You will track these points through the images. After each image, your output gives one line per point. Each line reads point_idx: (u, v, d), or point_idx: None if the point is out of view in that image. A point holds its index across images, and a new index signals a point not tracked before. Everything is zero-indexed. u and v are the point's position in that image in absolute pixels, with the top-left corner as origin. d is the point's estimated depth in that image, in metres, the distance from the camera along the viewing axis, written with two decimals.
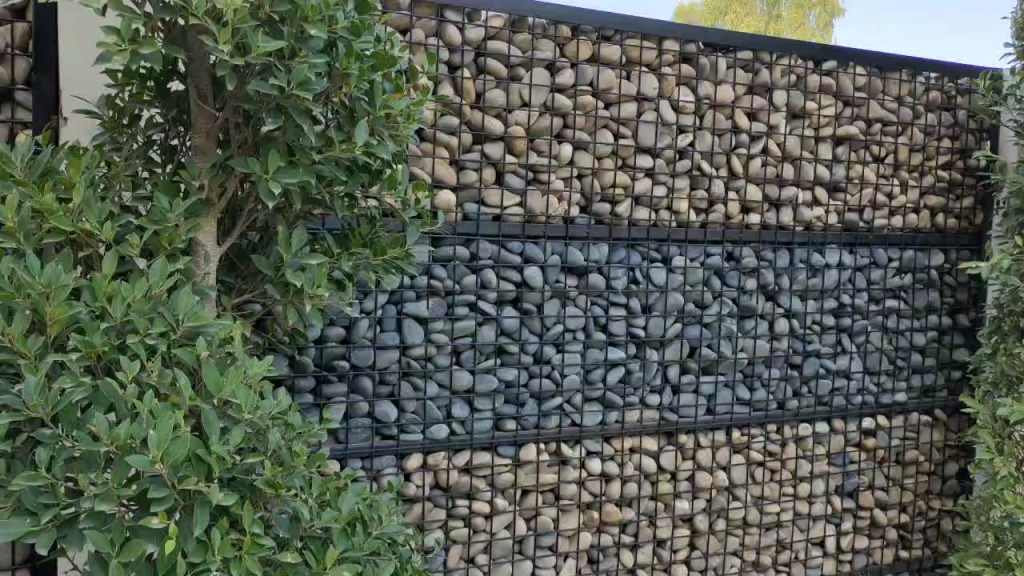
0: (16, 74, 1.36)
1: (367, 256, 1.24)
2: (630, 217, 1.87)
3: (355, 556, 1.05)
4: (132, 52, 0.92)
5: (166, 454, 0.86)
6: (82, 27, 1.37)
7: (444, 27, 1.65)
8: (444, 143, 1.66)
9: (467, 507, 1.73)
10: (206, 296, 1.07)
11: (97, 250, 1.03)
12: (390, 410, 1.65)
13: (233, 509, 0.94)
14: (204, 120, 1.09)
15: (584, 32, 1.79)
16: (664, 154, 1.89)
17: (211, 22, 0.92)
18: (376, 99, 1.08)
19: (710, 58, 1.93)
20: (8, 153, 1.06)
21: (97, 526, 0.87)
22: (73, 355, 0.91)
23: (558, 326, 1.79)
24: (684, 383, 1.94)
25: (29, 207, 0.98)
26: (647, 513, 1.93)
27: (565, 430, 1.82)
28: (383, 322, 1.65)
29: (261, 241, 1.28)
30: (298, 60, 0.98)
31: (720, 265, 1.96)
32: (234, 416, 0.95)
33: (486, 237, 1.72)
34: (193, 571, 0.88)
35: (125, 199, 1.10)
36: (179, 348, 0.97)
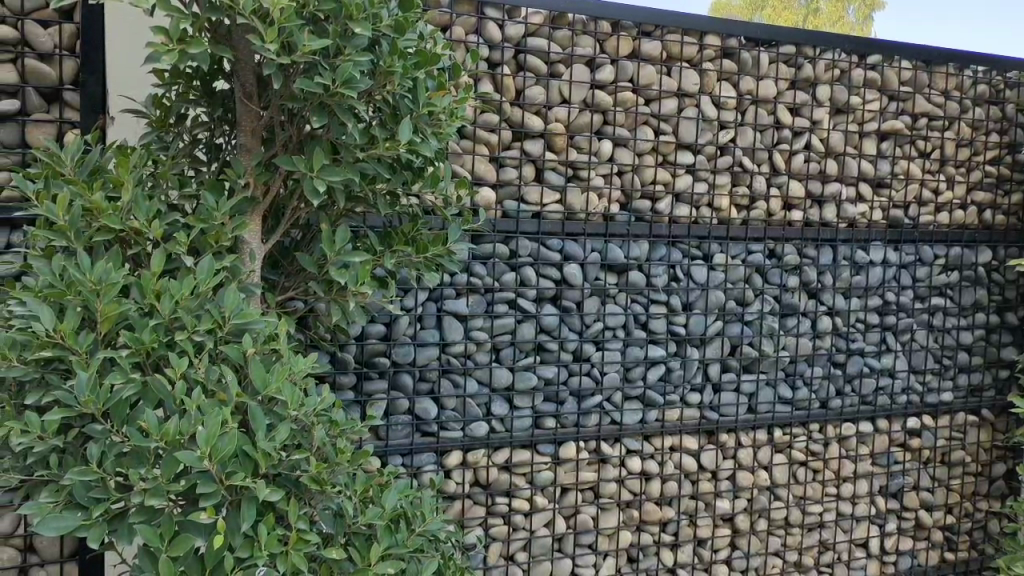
0: (64, 74, 1.38)
1: (409, 253, 1.25)
2: (671, 214, 1.85)
3: (400, 552, 1.05)
4: (180, 52, 0.93)
5: (214, 450, 0.87)
6: (132, 28, 1.41)
7: (485, 24, 1.65)
8: (484, 141, 1.66)
9: (507, 505, 1.73)
10: (251, 294, 1.08)
11: (146, 248, 1.04)
12: (430, 408, 1.65)
13: (280, 505, 0.94)
14: (250, 119, 1.10)
15: (624, 27, 1.78)
16: (705, 151, 1.87)
17: (258, 22, 0.93)
18: (420, 97, 1.09)
19: (753, 53, 1.91)
20: (60, 152, 1.10)
21: (147, 521, 0.88)
22: (124, 352, 0.92)
23: (599, 324, 1.79)
24: (725, 381, 1.92)
25: (80, 206, 1.00)
26: (687, 512, 1.91)
27: (605, 429, 1.82)
28: (423, 320, 1.65)
29: (305, 239, 1.29)
30: (344, 58, 0.98)
31: (762, 262, 1.94)
32: (282, 413, 0.96)
33: (526, 235, 1.72)
34: (240, 566, 0.89)
35: (173, 197, 1.11)
36: (226, 346, 0.98)
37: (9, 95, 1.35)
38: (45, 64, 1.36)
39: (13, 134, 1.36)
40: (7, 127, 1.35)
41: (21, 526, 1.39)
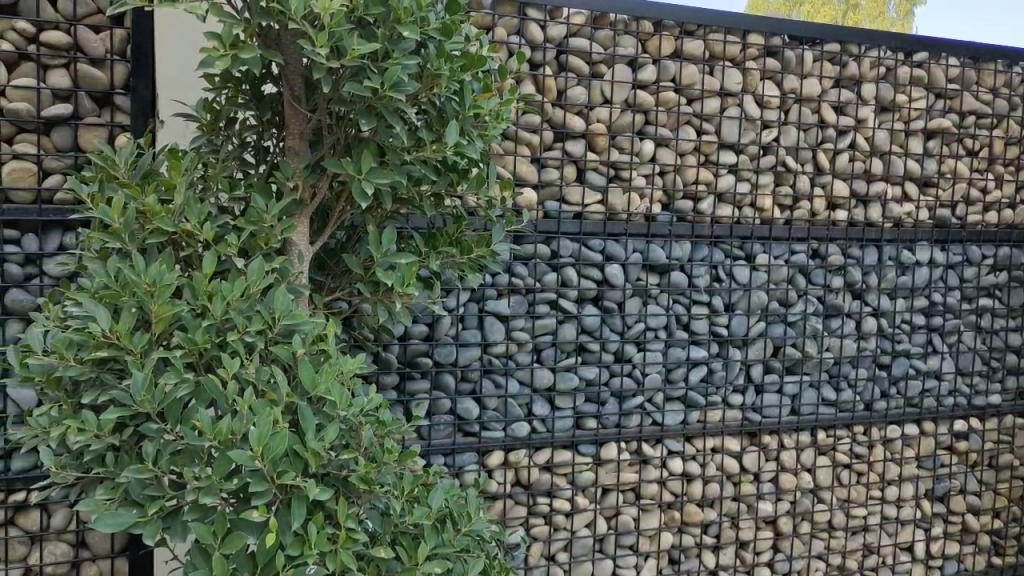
0: (116, 78, 1.40)
1: (453, 254, 1.26)
2: (713, 214, 1.84)
3: (446, 552, 1.06)
4: (232, 57, 0.95)
5: (265, 450, 0.88)
6: (187, 33, 1.46)
7: (527, 25, 1.65)
8: (526, 142, 1.66)
9: (548, 505, 1.73)
10: (299, 294, 1.09)
11: (198, 250, 1.06)
12: (472, 408, 1.65)
13: (329, 504, 0.95)
14: (297, 122, 1.11)
15: (666, 27, 1.77)
16: (748, 150, 1.86)
17: (309, 26, 0.94)
18: (466, 99, 1.09)
19: (797, 51, 1.89)
20: (114, 156, 1.12)
21: (200, 518, 0.90)
22: (177, 351, 0.94)
23: (640, 325, 1.78)
24: (768, 382, 1.90)
25: (134, 209, 1.02)
26: (729, 514, 1.90)
27: (646, 430, 1.81)
28: (465, 320, 1.65)
29: (350, 240, 1.30)
30: (391, 61, 0.99)
31: (805, 263, 1.93)
32: (330, 413, 0.97)
33: (568, 235, 1.72)
34: (291, 565, 0.90)
35: (222, 200, 1.12)
36: (276, 347, 0.99)
37: (62, 99, 1.38)
38: (97, 69, 1.39)
39: (66, 138, 1.38)
40: (60, 130, 1.38)
41: (74, 522, 1.42)
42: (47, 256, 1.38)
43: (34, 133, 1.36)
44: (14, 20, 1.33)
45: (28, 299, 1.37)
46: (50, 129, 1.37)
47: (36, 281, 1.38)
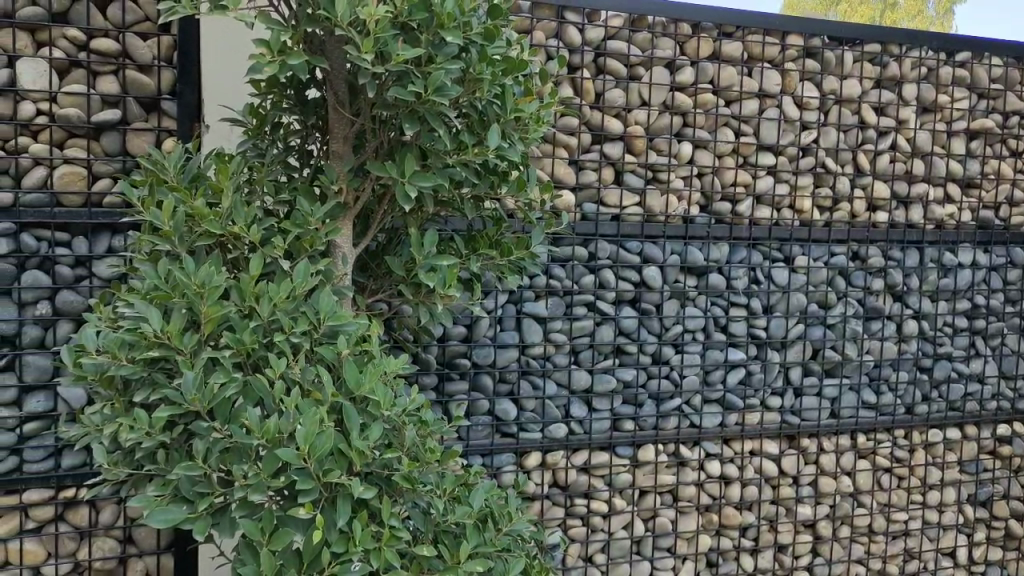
0: (163, 83, 1.44)
1: (493, 257, 1.27)
2: (751, 216, 1.83)
3: (487, 551, 1.07)
4: (280, 63, 0.97)
5: (312, 448, 0.90)
6: (239, 41, 1.46)
7: (565, 28, 1.66)
8: (564, 144, 1.67)
9: (586, 506, 1.74)
10: (343, 296, 1.11)
11: (244, 252, 1.08)
12: (510, 409, 1.66)
13: (373, 503, 0.97)
14: (341, 126, 1.13)
15: (704, 29, 1.77)
16: (787, 152, 1.85)
17: (355, 32, 0.96)
18: (508, 103, 1.10)
19: (836, 52, 1.88)
20: (164, 160, 1.14)
21: (249, 515, 0.92)
22: (226, 352, 0.96)
23: (677, 326, 1.78)
24: (807, 385, 1.89)
25: (183, 212, 1.05)
26: (768, 517, 1.89)
27: (684, 432, 1.80)
28: (503, 322, 1.67)
29: (391, 242, 1.31)
30: (434, 66, 1.01)
31: (845, 265, 1.91)
32: (374, 412, 0.99)
33: (605, 237, 1.72)
34: (336, 561, 0.91)
35: (268, 203, 1.15)
36: (322, 347, 1.00)
37: (111, 105, 1.41)
38: (144, 75, 1.42)
39: (115, 142, 1.41)
40: (109, 135, 1.41)
41: (122, 518, 1.45)
42: (96, 257, 1.41)
43: (84, 138, 1.40)
44: (66, 28, 1.37)
45: (79, 300, 1.40)
46: (99, 133, 1.40)
47: (86, 282, 1.41)
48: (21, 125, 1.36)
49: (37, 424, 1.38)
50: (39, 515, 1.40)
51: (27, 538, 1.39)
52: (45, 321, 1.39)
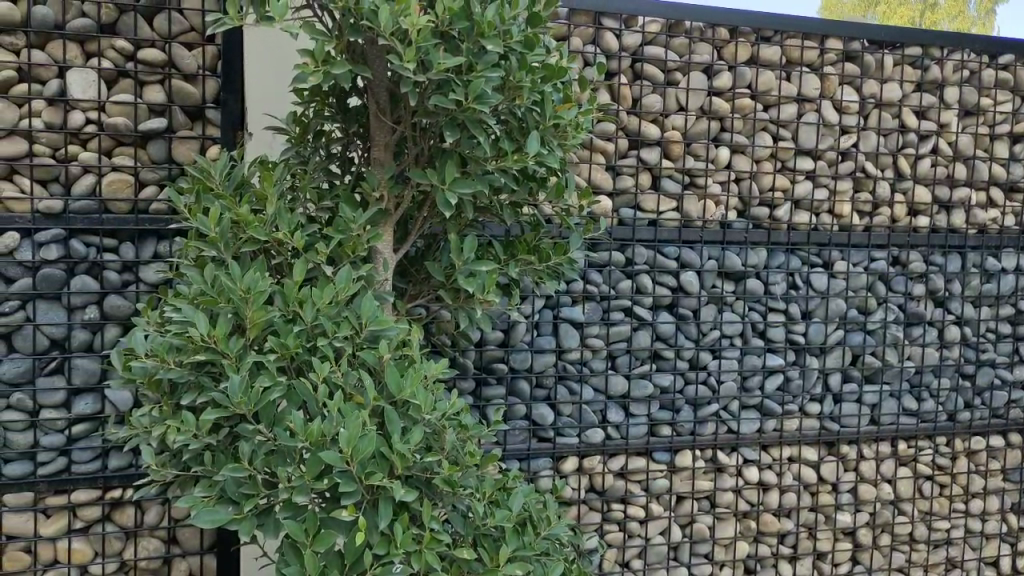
0: (207, 92, 1.46)
1: (532, 262, 1.28)
2: (790, 221, 1.82)
3: (527, 555, 1.08)
4: (324, 72, 0.99)
5: (355, 451, 0.91)
6: (283, 53, 1.50)
7: (602, 34, 1.67)
8: (601, 149, 1.68)
9: (623, 511, 1.74)
10: (385, 301, 1.12)
11: (287, 258, 1.10)
12: (547, 413, 1.67)
13: (414, 506, 0.98)
14: (382, 133, 1.15)
15: (742, 33, 1.77)
16: (826, 156, 1.84)
17: (398, 42, 0.98)
18: (547, 110, 1.11)
19: (876, 55, 1.86)
20: (210, 168, 1.17)
21: (293, 516, 0.94)
22: (271, 356, 0.98)
23: (715, 332, 1.77)
24: (847, 391, 1.87)
25: (229, 219, 1.07)
26: (807, 524, 1.88)
27: (722, 438, 1.79)
28: (540, 326, 1.67)
29: (430, 248, 1.33)
30: (475, 74, 1.02)
31: (885, 270, 1.89)
32: (414, 416, 1.00)
33: (643, 242, 1.72)
34: (378, 563, 0.93)
35: (311, 209, 1.17)
36: (364, 351, 1.02)
37: (157, 113, 1.44)
38: (189, 84, 1.45)
39: (161, 150, 1.44)
40: (156, 143, 1.44)
41: (166, 519, 1.48)
42: (143, 263, 1.44)
43: (132, 146, 1.43)
44: (114, 39, 1.40)
45: (125, 304, 1.43)
46: (146, 141, 1.44)
47: (133, 287, 1.44)
48: (71, 134, 1.39)
49: (85, 426, 1.41)
50: (87, 515, 1.44)
51: (75, 537, 1.43)
52: (93, 326, 1.42)
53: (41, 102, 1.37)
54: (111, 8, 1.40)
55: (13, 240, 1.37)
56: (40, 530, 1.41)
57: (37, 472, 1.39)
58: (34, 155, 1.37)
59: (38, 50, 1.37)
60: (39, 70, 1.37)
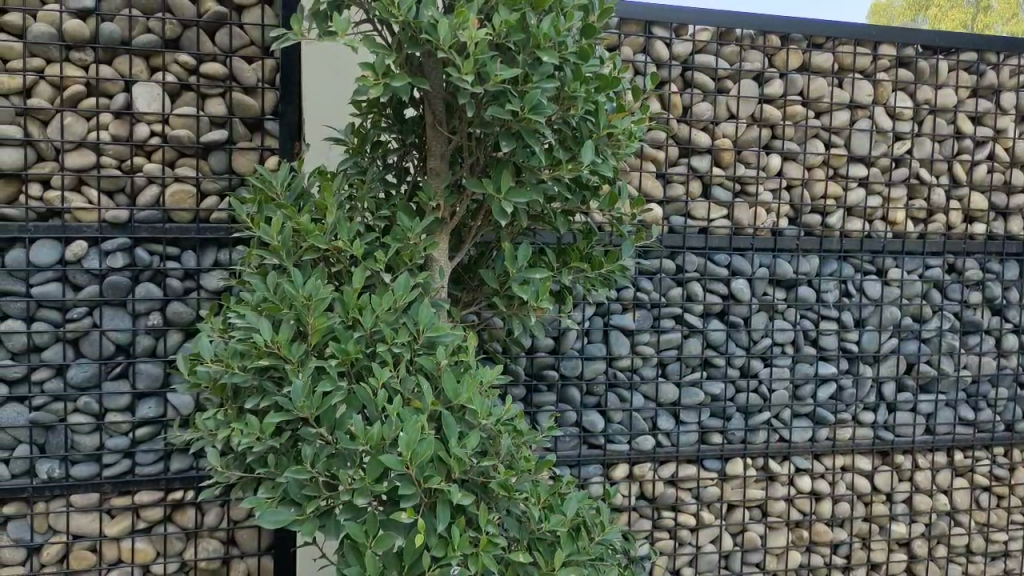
0: (266, 105, 1.50)
1: (585, 270, 1.29)
2: (842, 228, 1.81)
3: (581, 559, 1.09)
4: (384, 85, 1.02)
5: (414, 455, 0.93)
6: (343, 66, 1.52)
7: (653, 43, 1.68)
8: (651, 157, 1.69)
9: (673, 519, 1.74)
10: (441, 307, 1.14)
11: (346, 266, 1.13)
12: (597, 420, 1.68)
13: (471, 510, 0.99)
14: (438, 143, 1.17)
15: (794, 40, 1.77)
16: (879, 163, 1.83)
17: (456, 55, 1.00)
18: (602, 119, 1.12)
19: (931, 61, 1.85)
20: (271, 178, 1.20)
21: (353, 518, 0.96)
22: (331, 361, 1.01)
23: (766, 340, 1.76)
24: (901, 401, 1.85)
25: (290, 228, 1.10)
26: (860, 534, 1.86)
27: (773, 446, 1.79)
28: (590, 334, 1.68)
29: (484, 256, 1.35)
30: (530, 85, 1.04)
31: (940, 278, 1.88)
32: (471, 420, 1.02)
33: (693, 250, 1.72)
34: (436, 565, 0.94)
35: (368, 219, 1.19)
36: (421, 357, 1.04)
37: (218, 126, 1.48)
38: (249, 97, 1.49)
39: (222, 161, 1.48)
40: (217, 155, 1.48)
41: (225, 520, 1.51)
42: (204, 271, 1.48)
43: (194, 158, 1.47)
44: (177, 54, 1.45)
45: (187, 311, 1.47)
46: (207, 153, 1.48)
47: (194, 294, 1.48)
48: (136, 146, 1.44)
49: (148, 429, 1.45)
50: (150, 516, 1.47)
51: (138, 537, 1.47)
52: (156, 331, 1.46)
53: (109, 116, 1.42)
54: (175, 24, 1.45)
55: (82, 249, 1.42)
56: (105, 530, 1.45)
57: (103, 473, 1.44)
58: (101, 166, 1.42)
59: (106, 65, 1.42)
60: (106, 85, 1.42)
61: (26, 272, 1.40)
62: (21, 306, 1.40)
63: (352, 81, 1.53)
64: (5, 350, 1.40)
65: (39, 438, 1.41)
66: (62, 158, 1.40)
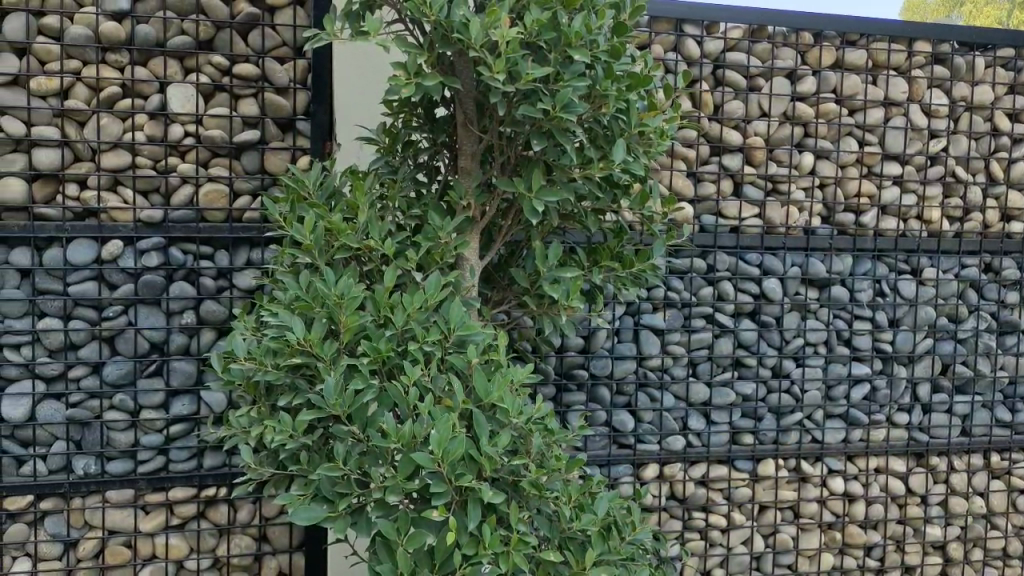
0: (298, 105, 1.51)
1: (616, 269, 1.28)
2: (876, 227, 1.79)
3: (612, 559, 1.08)
4: (416, 84, 1.03)
5: (445, 453, 0.93)
6: (376, 67, 1.53)
7: (683, 41, 1.67)
8: (682, 156, 1.68)
9: (703, 520, 1.73)
10: (471, 306, 1.15)
11: (377, 265, 1.13)
12: (627, 420, 1.67)
13: (502, 509, 0.99)
14: (469, 142, 1.17)
15: (827, 38, 1.75)
16: (914, 161, 1.81)
17: (487, 54, 1.00)
18: (634, 118, 1.12)
19: (967, 57, 1.83)
20: (304, 177, 1.21)
21: (385, 515, 0.96)
22: (363, 359, 1.01)
23: (798, 340, 1.75)
24: (936, 402, 1.83)
25: (322, 227, 1.11)
26: (894, 537, 1.83)
27: (806, 447, 1.77)
28: (621, 333, 1.68)
29: (514, 255, 1.35)
30: (562, 84, 1.04)
31: (977, 277, 1.85)
32: (502, 419, 1.02)
33: (724, 249, 1.71)
34: (466, 563, 0.94)
35: (399, 218, 1.20)
36: (452, 356, 1.04)
37: (251, 126, 1.49)
38: (281, 97, 1.50)
39: (254, 161, 1.50)
40: (249, 155, 1.49)
41: (257, 517, 1.53)
42: (236, 270, 1.50)
43: (227, 158, 1.49)
44: (211, 55, 1.46)
45: (220, 309, 1.48)
46: (240, 153, 1.49)
47: (227, 293, 1.50)
48: (170, 147, 1.46)
49: (181, 427, 1.47)
50: (183, 513, 1.49)
51: (172, 533, 1.48)
52: (190, 330, 1.48)
53: (144, 116, 1.44)
54: (208, 25, 1.46)
55: (117, 248, 1.44)
56: (140, 526, 1.47)
57: (137, 469, 1.46)
58: (136, 166, 1.44)
59: (140, 67, 1.44)
60: (141, 86, 1.44)
61: (62, 271, 1.42)
62: (58, 305, 1.42)
63: (384, 80, 1.54)
64: (42, 348, 1.42)
65: (75, 435, 1.43)
66: (98, 158, 1.42)
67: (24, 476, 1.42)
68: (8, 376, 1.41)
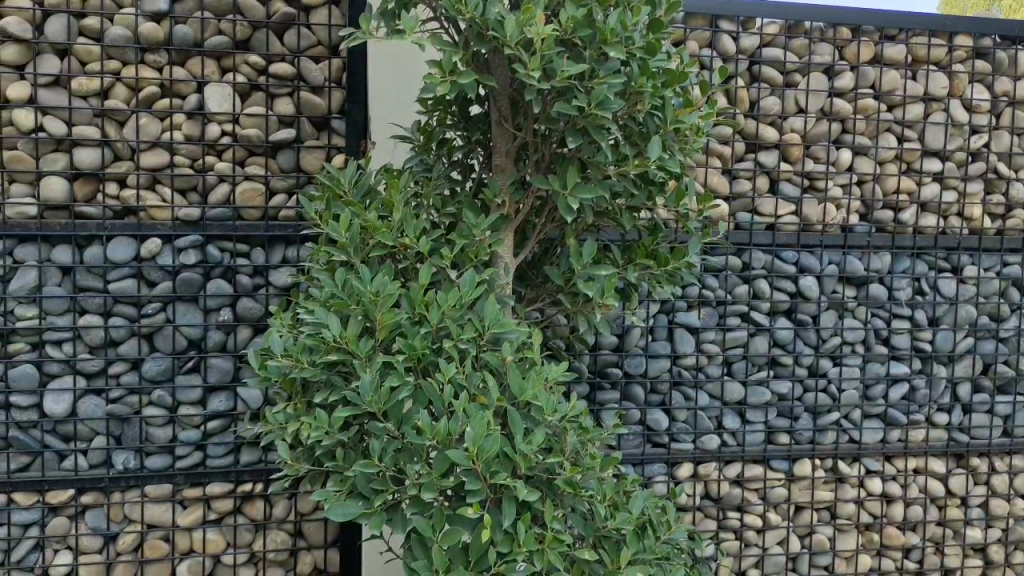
0: (333, 103, 1.52)
1: (651, 267, 1.28)
2: (916, 225, 1.76)
3: (646, 557, 1.08)
4: (451, 82, 1.03)
5: (480, 450, 0.93)
6: (412, 65, 1.54)
7: (719, 37, 1.66)
8: (717, 153, 1.66)
9: (739, 520, 1.71)
10: (506, 304, 1.14)
11: (412, 263, 1.14)
12: (662, 419, 1.66)
13: (537, 506, 0.99)
14: (504, 140, 1.17)
15: (865, 33, 1.72)
16: (955, 157, 1.78)
17: (522, 51, 1.00)
18: (670, 115, 1.12)
19: (1009, 52, 1.79)
20: (340, 175, 1.22)
21: (420, 512, 0.96)
22: (398, 357, 1.01)
23: (836, 339, 1.73)
24: (977, 402, 1.80)
25: (358, 225, 1.11)
26: (933, 539, 1.81)
27: (842, 447, 1.75)
28: (655, 332, 1.67)
29: (548, 253, 1.35)
30: (597, 81, 1.04)
31: (1020, 275, 1.82)
32: (538, 417, 1.02)
33: (760, 246, 1.70)
34: (501, 561, 0.94)
35: (434, 216, 1.20)
36: (486, 354, 1.04)
37: (287, 125, 1.51)
38: (316, 96, 1.51)
39: (290, 160, 1.51)
40: (286, 154, 1.50)
41: (293, 513, 1.54)
42: (273, 268, 1.51)
43: (263, 157, 1.50)
44: (248, 55, 1.47)
45: (257, 307, 1.49)
46: (276, 152, 1.50)
47: (263, 291, 1.51)
48: (208, 146, 1.47)
49: (218, 422, 1.49)
50: (221, 508, 1.50)
51: (209, 528, 1.50)
52: (227, 327, 1.49)
53: (182, 116, 1.46)
54: (245, 25, 1.47)
55: (156, 246, 1.45)
56: (178, 521, 1.49)
57: (175, 465, 1.48)
58: (175, 165, 1.46)
59: (178, 67, 1.46)
60: (180, 86, 1.45)
61: (103, 269, 1.44)
62: (98, 303, 1.44)
63: (420, 78, 1.55)
64: (83, 345, 1.44)
65: (115, 431, 1.45)
66: (137, 157, 1.44)
67: (66, 470, 1.44)
68: (50, 372, 1.43)
